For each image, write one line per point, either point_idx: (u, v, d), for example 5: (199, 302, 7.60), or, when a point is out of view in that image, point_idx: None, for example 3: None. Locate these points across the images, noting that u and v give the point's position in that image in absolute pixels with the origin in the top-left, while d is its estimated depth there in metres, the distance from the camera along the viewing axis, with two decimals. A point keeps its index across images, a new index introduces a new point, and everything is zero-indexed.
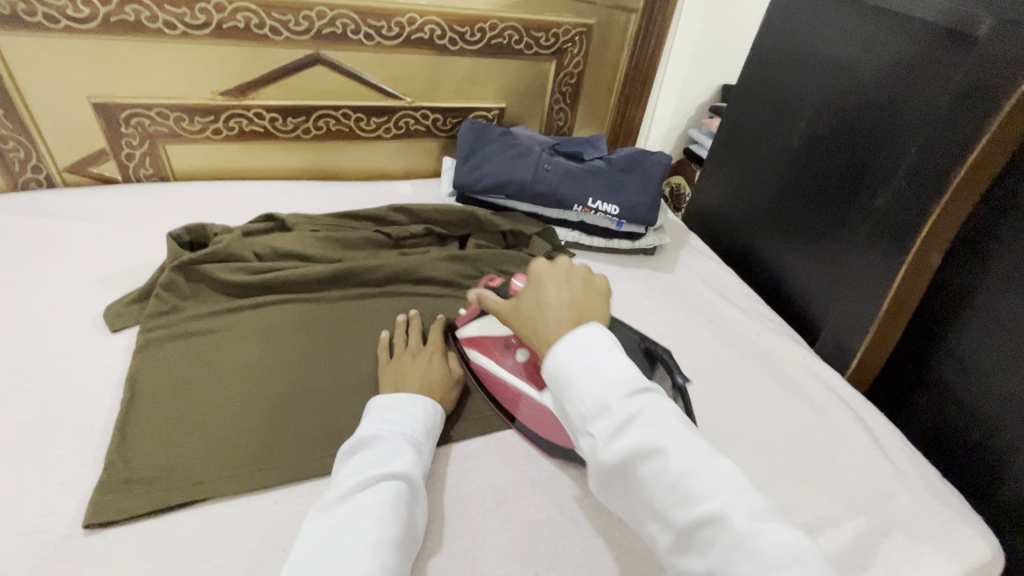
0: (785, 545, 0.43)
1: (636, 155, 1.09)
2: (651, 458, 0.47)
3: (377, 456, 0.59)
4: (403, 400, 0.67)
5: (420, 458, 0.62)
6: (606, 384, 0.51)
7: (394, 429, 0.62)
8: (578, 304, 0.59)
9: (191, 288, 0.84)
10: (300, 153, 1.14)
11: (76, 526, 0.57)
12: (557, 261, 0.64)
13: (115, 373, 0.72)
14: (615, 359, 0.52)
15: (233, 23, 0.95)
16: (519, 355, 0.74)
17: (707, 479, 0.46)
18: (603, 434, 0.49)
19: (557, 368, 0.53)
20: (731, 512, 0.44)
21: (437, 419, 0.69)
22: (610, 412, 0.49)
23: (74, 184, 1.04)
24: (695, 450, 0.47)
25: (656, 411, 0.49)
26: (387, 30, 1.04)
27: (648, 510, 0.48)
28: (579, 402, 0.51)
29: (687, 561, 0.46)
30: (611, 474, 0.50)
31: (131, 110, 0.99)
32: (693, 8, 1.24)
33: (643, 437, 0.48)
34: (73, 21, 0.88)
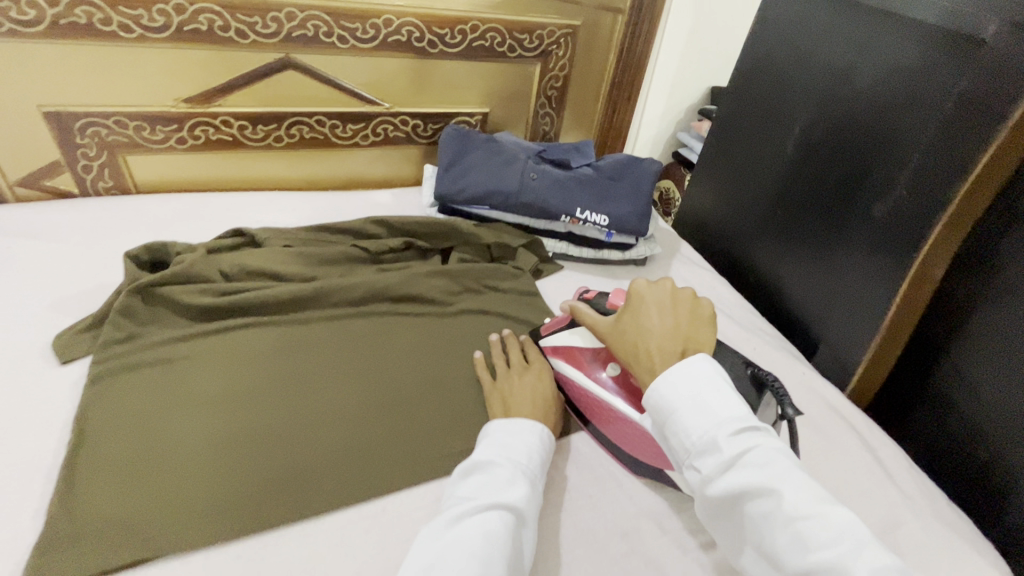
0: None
1: (626, 161, 1.05)
2: (759, 496, 0.47)
3: (493, 483, 0.56)
4: (519, 428, 0.64)
5: (534, 491, 0.59)
6: (714, 419, 0.51)
7: (508, 455, 0.60)
8: (682, 334, 0.59)
9: (150, 311, 0.78)
10: (272, 162, 1.08)
11: None
12: (658, 285, 0.64)
13: (65, 410, 0.66)
14: (722, 396, 0.53)
15: (195, 26, 0.89)
16: (611, 369, 0.72)
17: (826, 529, 0.45)
18: (710, 470, 0.50)
19: (660, 402, 0.54)
20: (856, 569, 0.42)
21: (550, 451, 0.65)
22: (719, 449, 0.50)
23: (26, 199, 0.97)
24: (814, 497, 0.47)
25: (768, 454, 0.49)
26: (362, 32, 0.98)
27: (759, 552, 0.48)
28: (685, 436, 0.52)
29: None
30: (718, 509, 0.51)
31: (87, 119, 0.92)
32: (681, 8, 1.20)
33: (751, 477, 0.48)
34: (17, 24, 0.81)
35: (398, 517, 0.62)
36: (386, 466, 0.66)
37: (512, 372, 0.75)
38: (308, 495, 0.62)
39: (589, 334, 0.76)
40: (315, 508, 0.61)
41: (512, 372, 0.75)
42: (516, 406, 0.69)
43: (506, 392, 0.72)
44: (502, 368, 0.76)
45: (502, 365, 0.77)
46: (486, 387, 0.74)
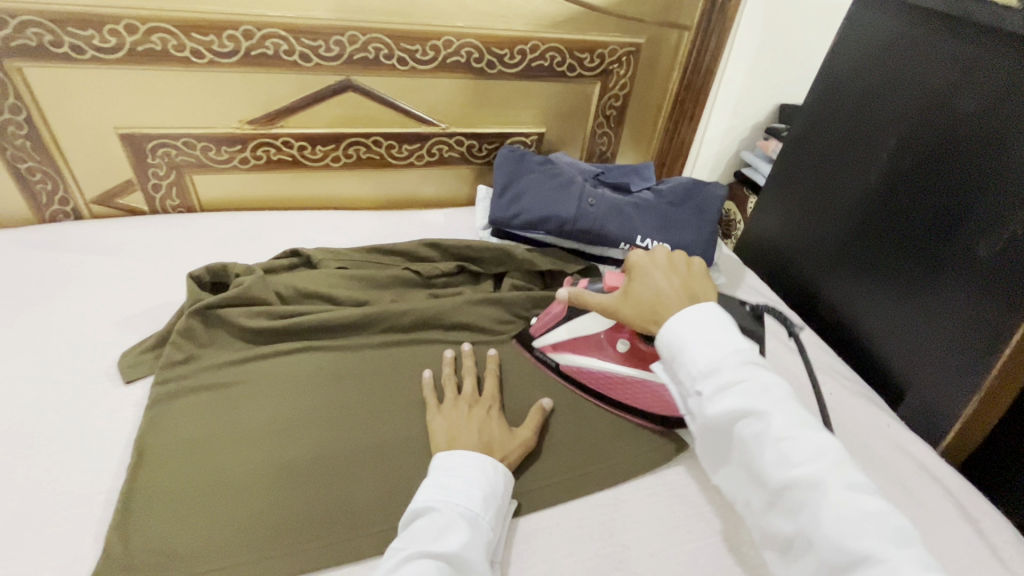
0: (884, 522, 0.44)
1: (690, 185, 0.99)
2: (751, 420, 0.51)
3: (427, 531, 0.53)
4: (461, 463, 0.60)
5: (478, 534, 0.55)
6: (718, 351, 0.55)
7: (449, 499, 0.56)
8: (691, 289, 0.63)
9: (209, 333, 0.79)
10: (329, 181, 1.09)
11: None
12: (655, 252, 0.68)
13: (127, 431, 0.67)
14: (727, 332, 0.56)
15: (262, 50, 0.90)
16: (619, 346, 0.77)
17: (809, 447, 0.48)
18: (708, 391, 0.53)
19: (670, 338, 0.58)
20: (829, 480, 0.46)
21: (503, 483, 0.61)
22: (719, 373, 0.54)
23: (101, 216, 1.02)
24: (800, 421, 0.50)
25: (766, 383, 0.52)
26: (422, 54, 0.97)
27: (745, 470, 0.52)
28: (690, 365, 0.56)
29: (777, 521, 0.49)
30: (712, 431, 0.54)
31: (158, 140, 0.95)
32: (752, 22, 1.14)
33: (748, 401, 0.51)
34: (99, 51, 0.85)
35: None
36: None
37: (461, 402, 0.71)
38: (358, 535, 0.60)
39: (588, 320, 0.79)
40: (363, 552, 0.59)
41: (461, 401, 0.70)
42: (461, 438, 0.65)
43: (451, 422, 0.68)
44: (449, 397, 0.71)
45: (450, 392, 0.72)
46: (428, 415, 0.69)
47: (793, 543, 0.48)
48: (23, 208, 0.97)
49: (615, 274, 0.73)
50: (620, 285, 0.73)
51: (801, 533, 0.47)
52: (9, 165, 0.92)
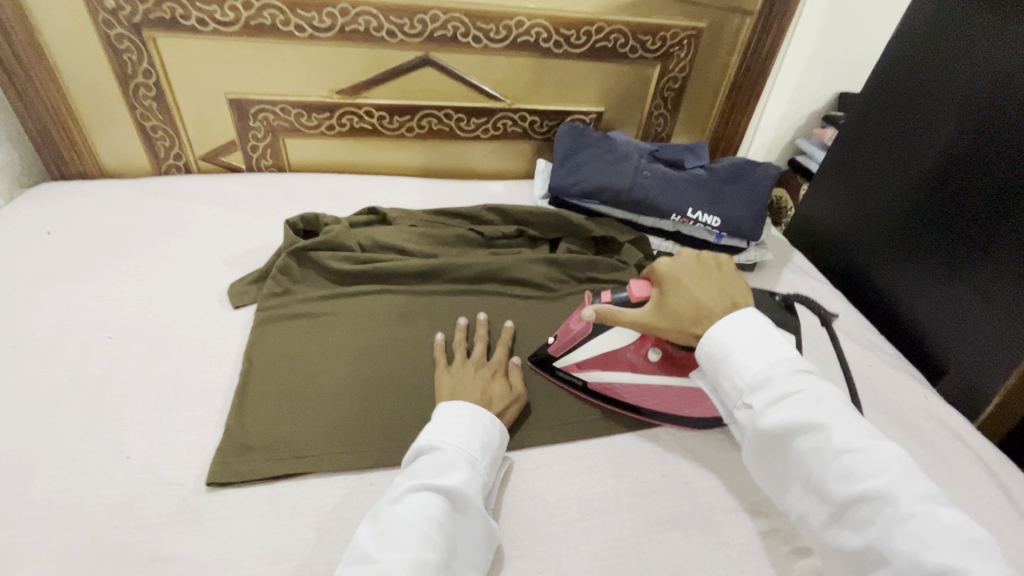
0: (956, 531, 0.46)
1: (742, 164, 1.03)
2: (809, 432, 0.53)
3: (429, 469, 0.58)
4: (460, 413, 0.65)
5: (475, 475, 0.59)
6: (768, 362, 0.58)
7: (450, 442, 0.61)
8: (727, 295, 0.64)
9: (301, 272, 0.90)
10: (402, 150, 1.20)
11: (200, 482, 0.62)
12: (683, 257, 0.69)
13: (235, 345, 0.79)
14: (773, 341, 0.59)
15: (355, 26, 1.00)
16: (652, 355, 0.72)
17: (872, 460, 0.50)
18: (762, 403, 0.56)
19: (715, 347, 0.61)
20: (896, 491, 0.48)
21: (498, 434, 0.66)
22: (771, 384, 0.57)
23: (206, 171, 1.16)
24: (858, 434, 0.53)
25: (819, 395, 0.55)
26: (495, 33, 1.05)
27: (803, 483, 0.54)
28: (739, 376, 0.59)
29: (841, 536, 0.50)
30: (768, 444, 0.56)
31: (259, 106, 1.08)
32: (815, 10, 1.16)
33: (804, 413, 0.54)
34: (219, 24, 0.97)
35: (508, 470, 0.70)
36: None
37: (469, 364, 0.74)
38: None
39: (616, 333, 0.73)
40: None
41: (469, 363, 0.74)
42: (465, 395, 0.69)
43: (456, 380, 0.71)
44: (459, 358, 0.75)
45: (459, 354, 0.76)
46: (437, 373, 0.73)
47: (859, 558, 0.49)
48: (144, 160, 1.12)
49: (640, 285, 0.69)
50: (648, 295, 0.69)
51: (870, 547, 0.48)
52: (137, 122, 1.06)
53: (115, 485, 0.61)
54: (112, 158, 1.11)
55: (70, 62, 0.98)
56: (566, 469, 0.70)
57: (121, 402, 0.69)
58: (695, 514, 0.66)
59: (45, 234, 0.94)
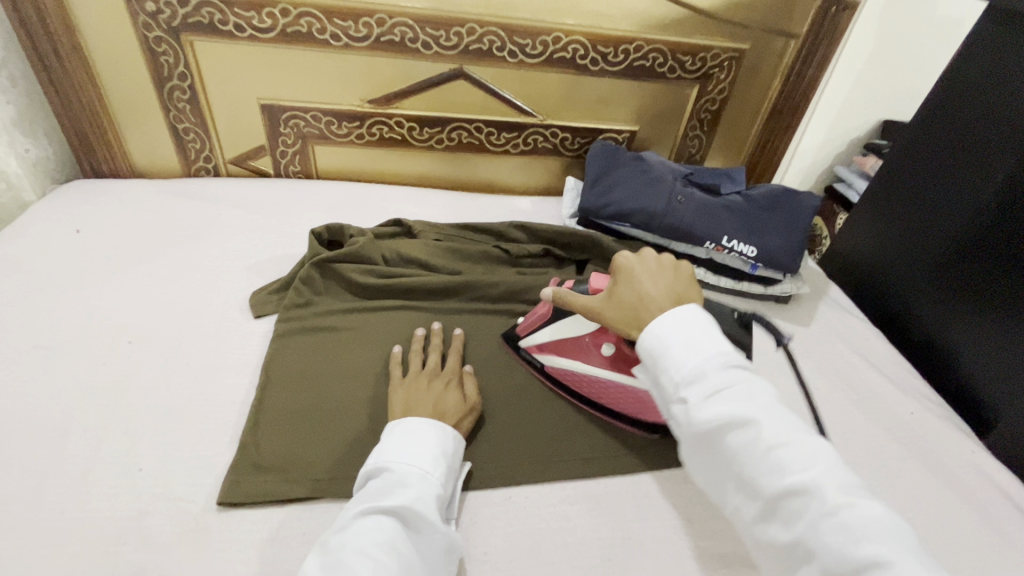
0: (879, 521, 0.44)
1: (782, 192, 1.00)
2: (739, 427, 0.49)
3: (377, 490, 0.56)
4: (411, 428, 0.63)
5: (428, 490, 0.57)
6: (703, 354, 0.53)
7: (399, 461, 0.59)
8: (676, 290, 0.61)
9: (323, 283, 0.89)
10: (430, 161, 1.18)
11: (211, 501, 0.61)
12: (646, 254, 0.65)
13: (253, 355, 0.77)
14: (709, 333, 0.55)
15: (390, 37, 0.99)
16: (604, 348, 0.74)
17: (801, 453, 0.48)
18: (697, 399, 0.51)
19: (651, 342, 0.57)
20: (824, 485, 0.46)
21: (453, 444, 0.64)
22: (706, 378, 0.52)
23: (235, 174, 1.16)
24: (788, 426, 0.50)
25: (752, 388, 0.51)
26: (532, 48, 1.03)
27: (732, 479, 0.50)
28: (674, 371, 0.54)
29: (770, 531, 0.48)
30: (699, 441, 0.51)
31: (291, 112, 1.07)
32: (864, 36, 1.12)
33: (736, 408, 0.50)
34: (256, 30, 0.97)
35: (526, 506, 0.67)
36: (520, 460, 0.71)
37: (422, 375, 0.73)
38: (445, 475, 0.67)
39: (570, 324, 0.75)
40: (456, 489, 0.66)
41: (424, 373, 0.73)
42: (417, 410, 0.67)
43: (409, 392, 0.70)
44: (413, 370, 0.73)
45: (415, 365, 0.74)
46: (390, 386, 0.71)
47: (790, 553, 0.47)
48: (175, 161, 1.13)
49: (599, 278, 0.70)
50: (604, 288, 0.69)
51: (798, 543, 0.46)
52: (170, 123, 1.07)
53: (124, 497, 0.59)
54: (143, 157, 1.12)
55: (109, 62, 0.99)
56: (588, 509, 0.67)
57: (136, 410, 0.68)
58: (719, 565, 0.62)
59: (73, 231, 0.94)
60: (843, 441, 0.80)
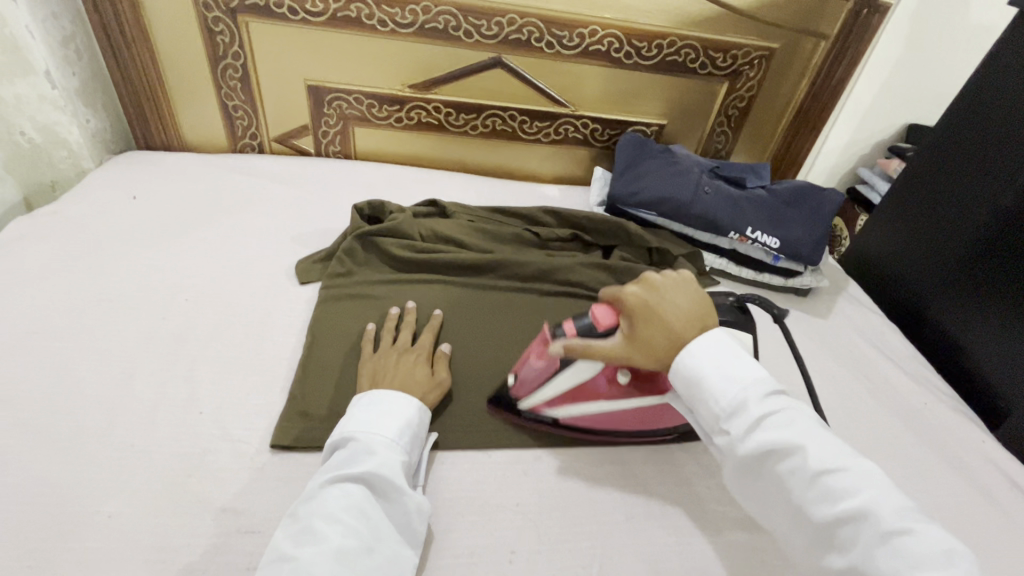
0: (934, 542, 0.47)
1: (805, 188, 1.03)
2: (787, 455, 0.52)
3: (342, 460, 0.57)
4: (376, 400, 0.63)
5: (394, 456, 0.59)
6: (743, 384, 0.56)
7: (363, 431, 0.60)
8: (693, 318, 0.61)
9: (363, 255, 0.93)
10: (463, 147, 1.23)
11: (264, 445, 0.65)
12: (656, 281, 0.62)
13: (300, 318, 0.82)
14: (744, 362, 0.58)
15: (435, 24, 1.04)
16: (621, 378, 0.65)
17: (849, 478, 0.50)
18: (740, 431, 0.54)
19: (688, 372, 0.59)
20: (877, 509, 0.48)
21: (418, 413, 0.65)
22: (747, 409, 0.55)
23: (278, 152, 1.21)
24: (832, 451, 0.52)
25: (794, 417, 0.54)
26: (568, 40, 1.07)
27: (784, 505, 0.54)
28: (715, 402, 0.57)
29: (826, 557, 0.50)
30: (747, 470, 0.55)
31: (335, 94, 1.12)
32: (894, 39, 1.14)
33: (782, 437, 0.53)
34: (308, 14, 1.02)
35: (555, 466, 0.70)
36: (550, 425, 0.75)
37: (394, 351, 0.74)
38: (478, 435, 0.72)
39: (585, 373, 0.63)
40: (490, 446, 0.71)
41: (395, 351, 0.74)
42: (385, 379, 0.69)
43: (378, 367, 0.71)
44: (384, 345, 0.75)
45: (387, 342, 0.77)
46: (361, 360, 0.73)
47: None
48: (222, 136, 1.18)
49: (604, 311, 0.62)
50: (614, 321, 0.62)
51: (855, 566, 0.48)
52: (221, 100, 1.12)
53: (187, 435, 0.65)
54: (193, 132, 1.17)
55: (168, 40, 1.04)
56: (613, 473, 0.71)
57: (194, 360, 0.73)
58: (737, 529, 0.66)
59: (130, 198, 0.99)
60: (856, 425, 0.84)
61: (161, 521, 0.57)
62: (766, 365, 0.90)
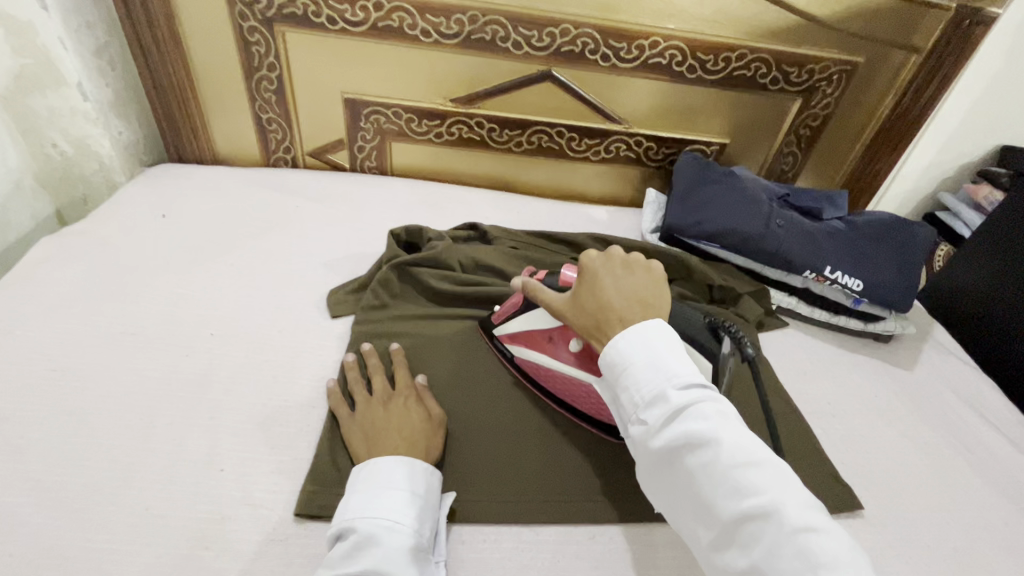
0: (838, 549, 0.41)
1: (892, 223, 0.92)
2: (700, 448, 0.46)
3: (342, 554, 0.51)
4: (376, 473, 0.57)
5: (398, 545, 0.52)
6: (664, 373, 0.49)
7: (362, 515, 0.53)
8: (642, 297, 0.56)
9: (399, 286, 0.86)
10: (505, 164, 1.15)
11: (289, 512, 0.59)
12: (613, 254, 0.60)
13: (329, 357, 0.76)
14: (672, 350, 0.51)
15: (482, 35, 0.96)
16: (573, 343, 0.68)
17: (758, 476, 0.44)
18: (656, 421, 0.48)
19: (613, 358, 0.52)
20: (783, 509, 0.42)
21: (424, 483, 0.58)
22: (665, 399, 0.48)
23: (312, 166, 1.16)
24: (748, 445, 0.46)
25: (711, 408, 0.47)
26: (626, 52, 0.98)
27: (691, 501, 0.47)
28: (635, 391, 0.50)
29: (728, 557, 0.44)
30: (658, 462, 0.48)
31: (373, 107, 1.06)
32: (998, 52, 1.01)
33: (696, 429, 0.46)
34: (348, 23, 0.95)
35: (610, 546, 0.62)
36: (603, 497, 0.65)
37: (374, 402, 0.67)
38: (521, 503, 0.64)
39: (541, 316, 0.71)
40: (534, 519, 0.63)
41: (375, 403, 0.67)
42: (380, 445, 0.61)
43: (366, 425, 0.64)
44: (362, 399, 0.67)
45: (362, 394, 0.68)
46: (343, 425, 0.65)
47: None
48: (255, 149, 1.13)
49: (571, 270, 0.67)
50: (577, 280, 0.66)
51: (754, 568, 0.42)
52: (256, 113, 1.08)
53: (207, 498, 0.59)
54: (225, 144, 1.12)
55: (202, 48, 0.99)
56: (677, 556, 0.62)
57: (217, 406, 0.67)
58: None
59: (159, 216, 0.95)
60: (958, 505, 0.73)
61: None
62: (845, 426, 0.80)
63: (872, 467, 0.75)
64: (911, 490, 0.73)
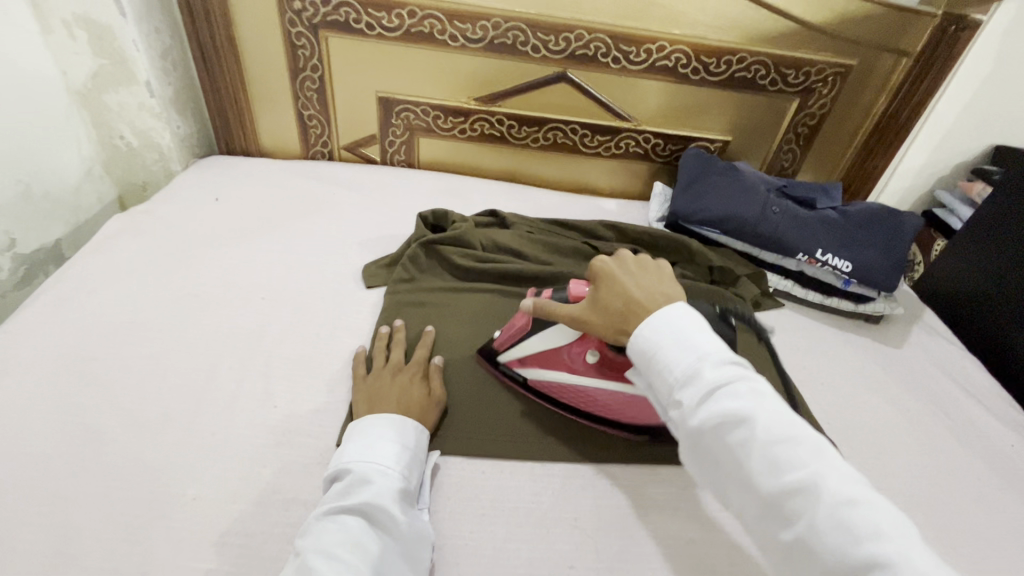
0: (880, 515, 0.41)
1: (882, 212, 0.98)
2: (737, 425, 0.46)
3: (337, 492, 0.57)
4: (367, 427, 0.64)
5: (389, 485, 0.58)
6: (697, 352, 0.51)
7: (354, 460, 0.60)
8: (664, 293, 0.58)
9: (426, 262, 0.96)
10: (523, 159, 1.25)
11: (333, 442, 0.69)
12: (623, 257, 0.64)
13: (365, 320, 0.86)
14: (703, 332, 0.52)
15: (504, 40, 1.06)
16: (590, 355, 0.69)
17: (797, 449, 0.45)
18: (691, 401, 0.49)
19: (645, 344, 0.54)
20: (823, 480, 0.43)
21: (412, 436, 0.65)
22: (699, 377, 0.49)
23: (346, 159, 1.27)
24: (784, 421, 0.47)
25: (745, 386, 0.48)
26: (635, 56, 1.07)
27: (732, 478, 0.47)
28: (668, 372, 0.51)
29: (773, 531, 0.45)
30: (695, 442, 0.49)
31: (404, 105, 1.17)
32: (985, 53, 1.06)
33: (731, 406, 0.47)
34: (384, 29, 1.06)
35: (613, 483, 0.70)
36: (608, 443, 0.74)
37: (387, 371, 0.74)
38: (533, 445, 0.72)
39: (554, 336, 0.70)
40: (545, 458, 0.71)
41: (388, 370, 0.74)
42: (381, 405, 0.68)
43: (373, 390, 0.70)
44: (378, 365, 0.75)
45: (379, 362, 0.76)
46: (355, 385, 0.72)
47: (790, 552, 0.43)
48: (295, 143, 1.25)
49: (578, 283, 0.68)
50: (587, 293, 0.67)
51: (798, 539, 0.43)
52: (298, 110, 1.19)
53: (263, 429, 0.69)
54: (268, 138, 1.24)
55: (254, 51, 1.11)
56: (673, 493, 0.70)
57: (269, 357, 0.77)
58: None
59: (213, 200, 1.06)
60: (935, 463, 0.79)
61: (241, 507, 0.61)
62: (834, 394, 0.87)
63: (856, 429, 0.82)
64: (892, 450, 0.80)
